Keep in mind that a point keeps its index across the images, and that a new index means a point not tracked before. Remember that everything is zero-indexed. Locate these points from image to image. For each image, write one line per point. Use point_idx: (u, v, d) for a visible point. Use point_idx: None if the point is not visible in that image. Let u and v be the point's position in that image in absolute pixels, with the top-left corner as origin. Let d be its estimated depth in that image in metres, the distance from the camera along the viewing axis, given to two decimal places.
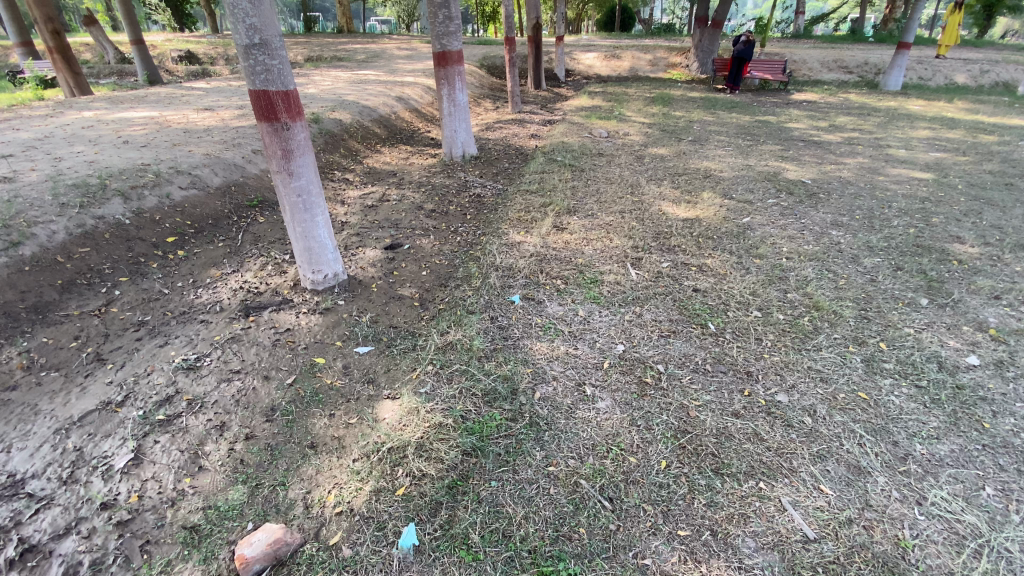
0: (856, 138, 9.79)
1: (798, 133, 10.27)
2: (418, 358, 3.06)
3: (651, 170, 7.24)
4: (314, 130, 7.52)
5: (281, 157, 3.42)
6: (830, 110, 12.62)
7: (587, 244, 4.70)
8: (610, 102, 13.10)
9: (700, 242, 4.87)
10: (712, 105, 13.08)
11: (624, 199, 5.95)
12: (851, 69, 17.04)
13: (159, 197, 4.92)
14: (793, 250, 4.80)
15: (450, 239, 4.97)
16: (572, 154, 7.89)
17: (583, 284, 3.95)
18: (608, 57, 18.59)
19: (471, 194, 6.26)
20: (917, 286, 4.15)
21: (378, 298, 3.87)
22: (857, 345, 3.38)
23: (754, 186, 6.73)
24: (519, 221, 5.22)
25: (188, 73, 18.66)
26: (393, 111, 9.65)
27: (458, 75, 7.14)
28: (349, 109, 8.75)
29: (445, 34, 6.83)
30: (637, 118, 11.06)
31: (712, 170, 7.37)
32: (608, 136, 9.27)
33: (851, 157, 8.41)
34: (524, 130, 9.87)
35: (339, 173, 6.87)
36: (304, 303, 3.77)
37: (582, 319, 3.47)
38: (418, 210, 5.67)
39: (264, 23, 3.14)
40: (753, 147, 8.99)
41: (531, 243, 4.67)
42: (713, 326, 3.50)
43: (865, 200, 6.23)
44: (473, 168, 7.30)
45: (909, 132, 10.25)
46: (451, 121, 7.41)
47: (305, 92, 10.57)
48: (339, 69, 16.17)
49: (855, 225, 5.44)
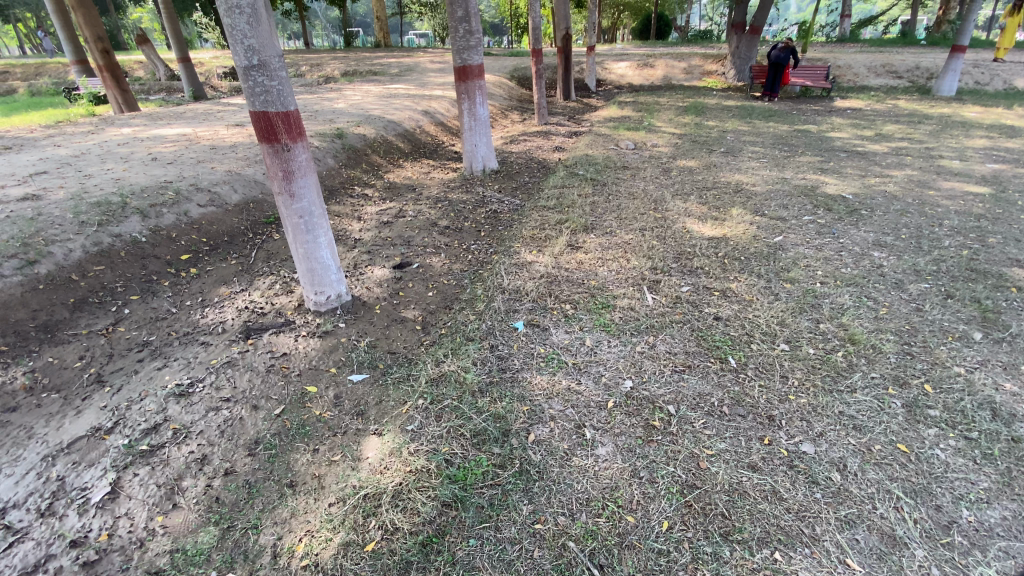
0: (904, 148, 9.17)
1: (840, 143, 9.71)
2: (411, 391, 2.90)
3: (677, 184, 6.94)
4: (337, 145, 7.57)
5: (282, 178, 3.36)
6: (876, 118, 11.92)
7: (602, 265, 4.46)
8: (640, 112, 12.79)
9: (725, 263, 4.56)
10: (748, 114, 12.60)
11: (646, 215, 5.68)
12: (900, 74, 16.13)
13: (177, 214, 4.99)
14: (828, 273, 4.42)
15: (461, 258, 4.83)
16: (595, 167, 7.66)
17: (594, 310, 3.72)
18: (641, 66, 18.28)
19: (487, 210, 6.12)
20: (969, 317, 3.73)
21: (379, 321, 3.75)
22: (897, 387, 3.02)
23: (788, 201, 6.33)
24: (534, 239, 5.03)
25: (231, 89, 19.41)
26: (418, 124, 9.67)
27: (479, 89, 7.05)
28: (374, 124, 8.81)
29: (465, 48, 6.77)
30: (667, 129, 10.73)
31: (744, 184, 7.01)
32: (635, 148, 9.00)
33: (898, 169, 7.85)
34: (549, 143, 9.71)
35: (358, 188, 6.87)
36: (305, 325, 3.69)
37: (588, 349, 3.24)
38: (432, 226, 5.56)
39: (264, 44, 3.10)
40: (789, 159, 8.53)
41: (543, 263, 4.47)
42: (733, 360, 3.21)
43: (912, 218, 5.75)
44: (493, 183, 7.17)
45: (964, 141, 9.54)
46: (471, 135, 7.32)
47: (334, 106, 10.74)
48: (371, 83, 16.47)
49: (899, 246, 5.00)
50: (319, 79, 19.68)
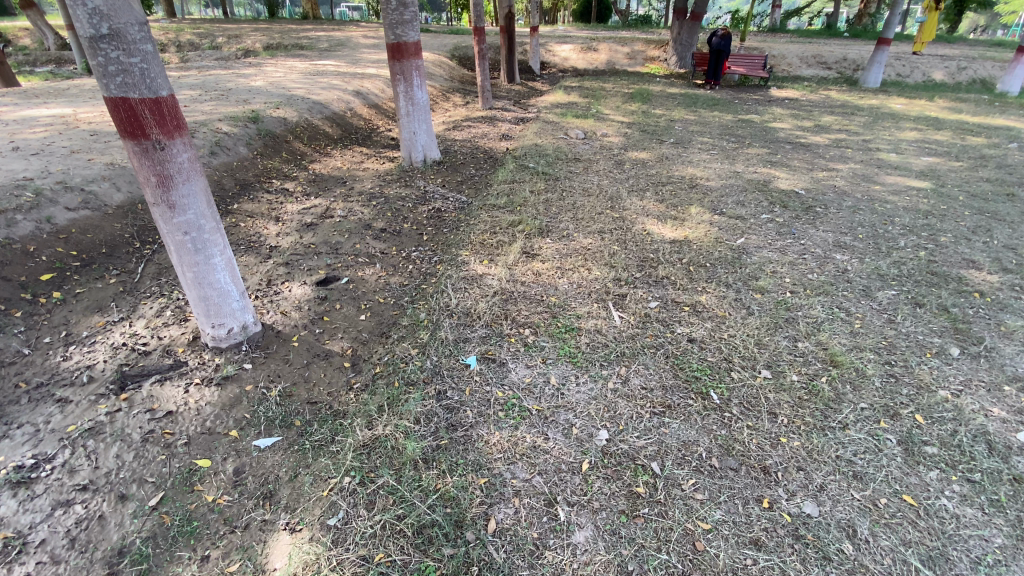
0: (843, 140, 9.31)
1: (783, 134, 9.75)
2: (335, 463, 2.29)
3: (632, 178, 6.57)
4: (251, 131, 6.59)
5: (155, 185, 2.59)
6: (812, 109, 12.15)
7: (561, 277, 3.97)
8: (586, 98, 12.37)
9: (691, 271, 4.20)
10: (693, 102, 12.51)
11: (604, 215, 5.25)
12: (830, 65, 16.68)
13: (36, 221, 4.01)
14: (796, 280, 4.17)
15: (400, 269, 4.18)
16: (546, 159, 7.16)
17: (556, 335, 3.22)
18: (585, 49, 17.89)
19: (429, 209, 5.46)
20: (942, 330, 3.58)
21: (297, 358, 3.08)
22: (889, 419, 2.76)
23: (745, 197, 6.11)
24: (483, 245, 4.45)
25: None
26: (349, 107, 8.74)
27: (416, 70, 6.28)
28: (297, 107, 7.80)
29: (399, 22, 5.99)
30: (615, 117, 10.36)
31: (698, 178, 6.74)
32: (585, 137, 8.58)
33: (842, 162, 7.91)
34: (495, 129, 9.09)
35: (278, 181, 5.98)
36: (201, 369, 2.97)
37: (554, 389, 2.73)
38: (365, 230, 4.84)
39: (115, 6, 2.30)
40: (738, 150, 8.40)
41: (495, 276, 3.91)
42: (716, 395, 2.81)
43: (865, 215, 5.69)
44: (435, 176, 6.49)
45: (896, 133, 9.85)
46: (409, 121, 6.56)
47: (251, 85, 9.51)
48: (298, 58, 14.97)
49: (860, 247, 4.86)
50: (238, 52, 17.78)
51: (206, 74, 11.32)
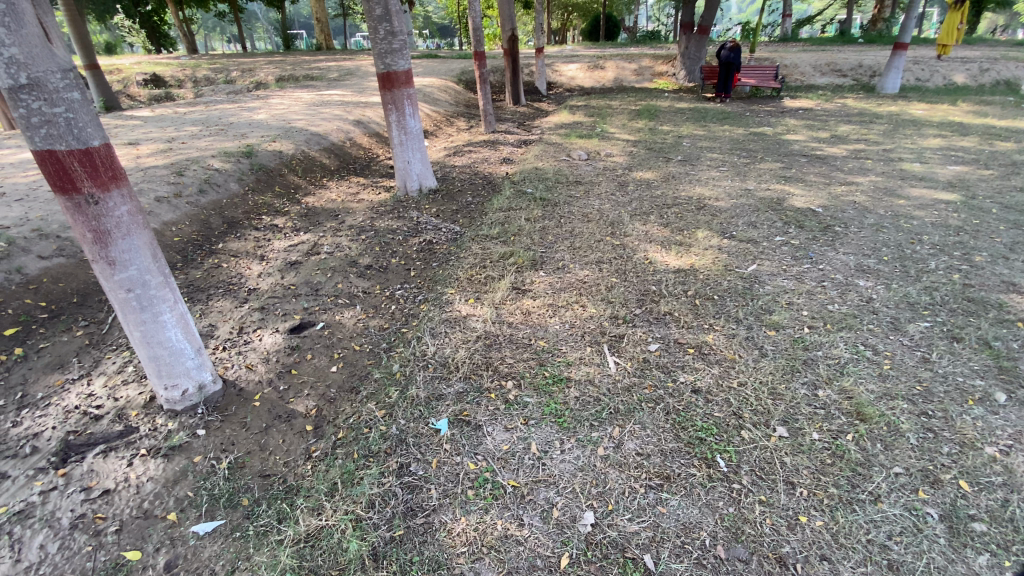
0: (861, 150, 8.85)
1: (797, 146, 9.34)
2: (275, 560, 2.00)
3: (636, 201, 6.25)
4: (244, 166, 6.48)
5: (92, 241, 2.38)
6: (828, 118, 11.70)
7: (553, 316, 3.63)
8: (591, 117, 12.15)
9: (697, 305, 3.83)
10: (702, 117, 12.19)
11: (603, 244, 4.92)
12: (844, 72, 16.20)
13: (6, 272, 3.87)
14: (815, 312, 3.77)
15: (381, 310, 3.91)
16: (546, 183, 6.89)
17: (543, 387, 2.88)
18: (591, 67, 17.79)
19: (419, 241, 5.20)
20: (985, 369, 3.14)
21: (257, 423, 2.81)
22: (929, 488, 2.35)
23: (756, 218, 5.72)
24: (471, 281, 4.15)
25: (152, 98, 18.06)
26: (348, 136, 8.65)
27: (407, 98, 6.11)
28: (294, 139, 7.72)
29: (389, 51, 5.85)
30: (621, 136, 10.09)
31: (707, 198, 6.39)
32: (588, 158, 8.31)
33: (861, 174, 7.47)
34: (497, 153, 8.90)
35: (268, 217, 5.81)
36: (151, 436, 2.73)
37: (534, 459, 2.39)
38: (349, 267, 4.60)
39: (33, 54, 2.10)
40: (750, 166, 8.02)
41: (480, 317, 3.59)
42: (724, 461, 2.44)
43: (889, 233, 5.26)
44: (430, 205, 6.26)
45: (918, 141, 9.35)
46: (402, 150, 6.37)
47: (253, 118, 9.52)
48: (305, 89, 15.11)
49: (885, 271, 4.43)
50: (250, 85, 18.18)
51: (213, 108, 11.45)
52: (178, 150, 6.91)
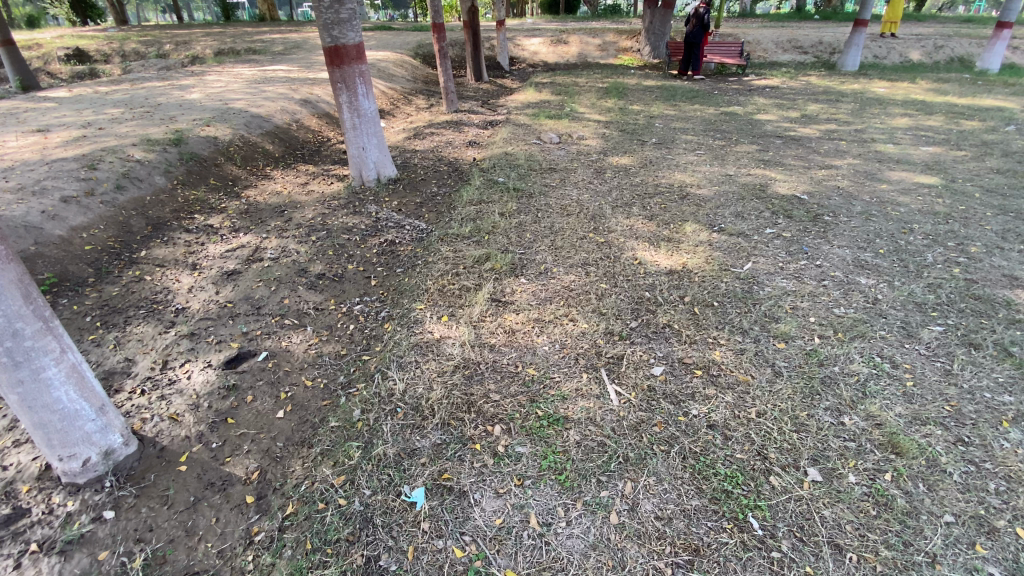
0: (834, 131, 8.68)
1: (771, 126, 9.10)
2: None
3: (615, 189, 5.81)
4: (173, 156, 5.65)
5: None
6: (796, 97, 11.54)
7: (540, 334, 3.16)
8: (559, 95, 11.58)
9: (697, 314, 3.44)
10: (672, 95, 11.82)
11: (586, 242, 4.47)
12: (806, 49, 16.13)
13: None
14: (823, 318, 3.45)
15: (337, 332, 3.34)
16: (517, 170, 6.36)
17: (538, 431, 2.42)
18: (555, 42, 17.10)
19: (380, 242, 4.59)
20: (1010, 381, 2.89)
21: (182, 497, 2.26)
22: (986, 540, 2.04)
23: (743, 207, 5.39)
24: (442, 292, 3.62)
25: (73, 75, 16.25)
26: (295, 118, 7.80)
27: (360, 77, 5.39)
28: (231, 123, 6.84)
29: (336, 22, 5.10)
30: (591, 116, 9.59)
31: (688, 186, 6.01)
32: (560, 141, 7.80)
33: (838, 157, 7.27)
34: (462, 136, 8.26)
35: (202, 215, 5.06)
36: (44, 523, 2.13)
37: (536, 538, 1.95)
38: (299, 277, 3.97)
39: None
40: (726, 148, 7.71)
41: (456, 340, 3.08)
42: (758, 522, 2.06)
43: (879, 222, 5.02)
44: (390, 197, 5.63)
45: (887, 120, 9.28)
46: (356, 136, 5.66)
47: (185, 97, 8.47)
48: (248, 64, 13.80)
49: (884, 266, 4.17)
50: (185, 59, 16.56)
51: (140, 87, 10.23)
52: (93, 137, 5.97)
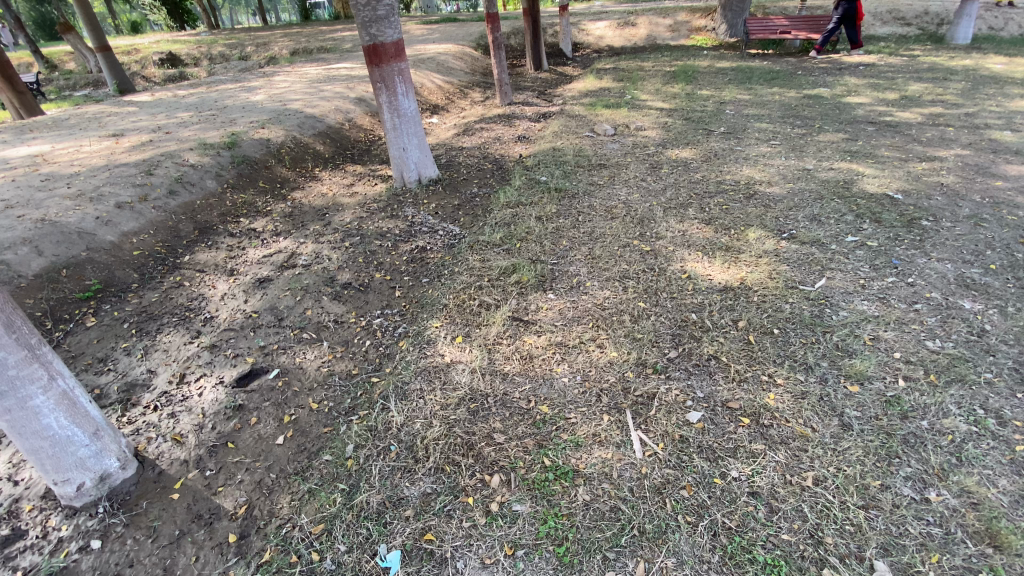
0: (940, 115, 7.47)
1: (862, 110, 8.00)
2: None
3: (670, 188, 5.27)
4: (225, 159, 5.83)
5: None
6: (895, 75, 10.11)
7: (562, 362, 2.83)
8: (621, 82, 10.92)
9: (751, 343, 2.96)
10: (747, 77, 10.78)
11: (629, 251, 4.04)
12: (911, 19, 14.16)
13: None
14: (911, 354, 2.84)
15: (351, 349, 3.19)
16: (563, 167, 5.98)
17: (541, 486, 2.12)
18: (621, 25, 16.25)
19: (411, 248, 4.42)
20: None
21: (169, 529, 2.19)
22: None
23: (820, 208, 4.69)
24: (462, 309, 3.38)
25: (167, 78, 17.66)
26: (347, 117, 7.86)
27: (399, 75, 5.23)
28: (285, 124, 6.99)
29: (373, 19, 4.95)
30: (653, 104, 8.91)
31: (756, 183, 5.34)
32: (615, 133, 7.28)
33: (943, 146, 6.21)
34: (512, 130, 7.96)
35: (246, 218, 5.16)
36: (37, 547, 2.13)
37: None
38: (324, 285, 3.89)
39: None
40: (805, 138, 6.84)
41: (467, 366, 2.83)
42: None
43: (994, 228, 4.16)
44: (429, 198, 5.46)
45: (1009, 101, 7.85)
46: (396, 136, 5.53)
47: (249, 99, 8.83)
48: (316, 63, 14.27)
49: (998, 286, 3.40)
50: (262, 60, 17.46)
51: (215, 89, 10.82)
52: (158, 142, 6.31)
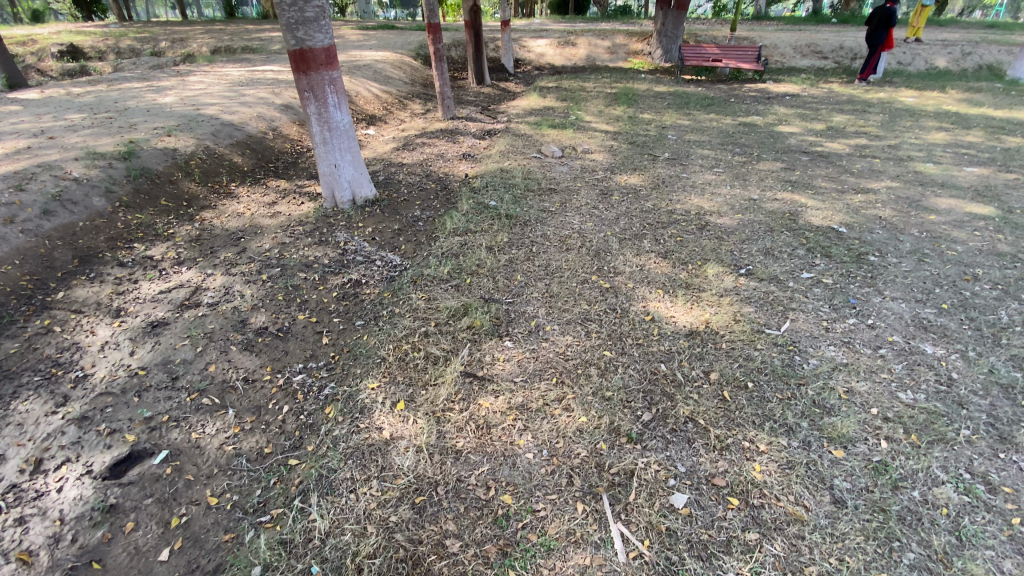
0: (865, 146, 7.88)
1: (795, 140, 8.32)
2: None
3: (623, 217, 5.07)
4: (119, 173, 4.97)
5: None
6: (819, 106, 10.72)
7: (523, 432, 2.42)
8: (564, 101, 10.85)
9: (727, 399, 2.70)
10: (686, 102, 11.05)
11: (587, 288, 3.73)
12: (826, 54, 15.26)
13: None
14: (888, 409, 2.69)
15: (264, 419, 2.61)
16: (512, 190, 5.64)
17: None
18: (562, 43, 16.35)
19: (344, 282, 3.87)
20: None
21: None
22: None
23: (772, 241, 4.64)
24: (403, 363, 2.90)
25: (65, 72, 15.72)
26: (272, 126, 7.12)
27: (330, 85, 4.67)
28: (197, 132, 6.16)
29: (300, 22, 4.39)
30: (599, 125, 8.83)
31: (707, 213, 5.26)
32: (563, 154, 7.06)
33: (874, 177, 6.49)
34: (455, 146, 7.55)
35: (143, 242, 4.37)
36: None
37: None
38: (234, 331, 3.25)
39: None
40: (748, 166, 6.95)
41: (410, 442, 2.36)
42: None
43: (935, 265, 4.24)
44: (365, 222, 4.91)
45: (922, 135, 8.45)
46: (326, 152, 4.94)
47: (157, 101, 7.81)
48: (239, 64, 13.14)
49: (952, 328, 3.40)
50: (180, 57, 15.99)
51: (117, 88, 9.58)
52: (34, 149, 5.31)
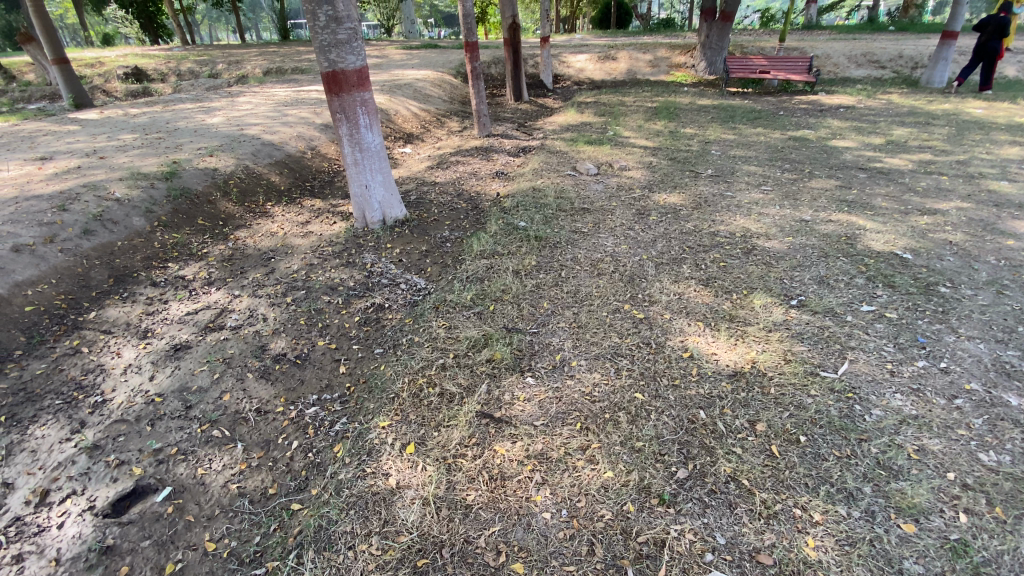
0: (929, 162, 7.27)
1: (850, 155, 7.78)
2: None
3: (661, 239, 4.79)
4: (160, 193, 5.12)
5: None
6: (877, 118, 10.07)
7: (541, 487, 2.20)
8: (603, 116, 10.64)
9: (775, 455, 2.39)
10: (731, 116, 10.62)
11: (619, 318, 3.48)
12: (884, 63, 14.42)
13: None
14: (969, 475, 2.30)
15: (270, 456, 2.49)
16: (544, 209, 5.46)
17: None
18: (602, 58, 16.17)
19: (366, 306, 3.77)
20: None
21: None
22: None
23: (826, 268, 4.25)
24: (418, 399, 2.73)
25: (129, 93, 16.77)
26: (310, 145, 7.24)
27: (361, 106, 4.65)
28: (237, 152, 6.32)
29: (333, 44, 4.40)
30: (637, 141, 8.57)
31: (753, 235, 4.90)
32: (598, 172, 6.83)
33: (940, 196, 5.94)
34: (489, 164, 7.46)
35: (176, 262, 4.43)
36: None
37: None
38: (252, 357, 3.19)
39: None
40: (798, 184, 6.52)
41: (418, 492, 2.18)
42: None
43: (1018, 298, 3.75)
44: (393, 242, 4.84)
45: (995, 149, 7.74)
46: (357, 172, 4.91)
47: (204, 122, 8.11)
48: (286, 84, 13.64)
49: None
50: (233, 78, 16.79)
51: (171, 108, 10.05)
52: (86, 169, 5.55)
